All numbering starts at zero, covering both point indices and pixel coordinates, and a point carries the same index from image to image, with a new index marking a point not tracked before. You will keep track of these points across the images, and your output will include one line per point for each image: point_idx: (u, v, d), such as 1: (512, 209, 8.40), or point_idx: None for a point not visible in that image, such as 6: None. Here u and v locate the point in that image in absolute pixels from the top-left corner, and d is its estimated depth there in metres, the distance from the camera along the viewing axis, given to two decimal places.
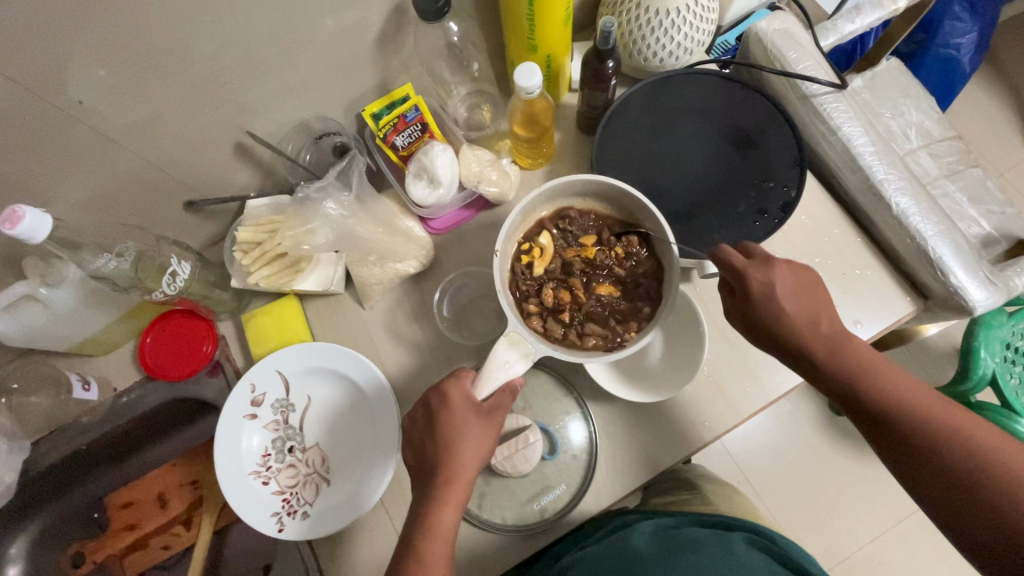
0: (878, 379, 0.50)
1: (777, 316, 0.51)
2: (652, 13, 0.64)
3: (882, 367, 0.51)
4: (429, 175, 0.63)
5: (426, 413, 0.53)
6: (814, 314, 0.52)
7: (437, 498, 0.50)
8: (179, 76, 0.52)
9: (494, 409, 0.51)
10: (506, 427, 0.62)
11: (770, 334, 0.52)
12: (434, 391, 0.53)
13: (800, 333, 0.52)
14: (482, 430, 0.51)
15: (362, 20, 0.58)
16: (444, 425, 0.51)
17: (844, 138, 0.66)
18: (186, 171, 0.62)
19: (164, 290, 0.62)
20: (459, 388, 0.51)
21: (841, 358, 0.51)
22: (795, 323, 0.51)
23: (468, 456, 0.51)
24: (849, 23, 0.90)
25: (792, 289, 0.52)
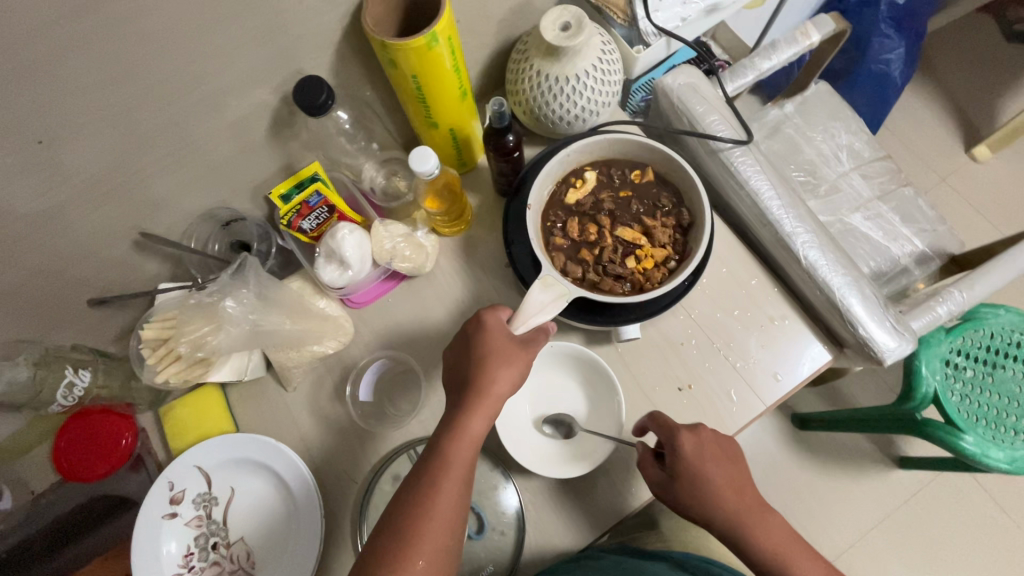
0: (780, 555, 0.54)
1: (706, 501, 0.54)
2: (552, 81, 0.64)
3: (787, 540, 0.55)
4: (338, 258, 0.62)
5: (461, 342, 0.55)
6: (740, 490, 0.55)
7: (472, 412, 0.50)
8: (57, 186, 0.51)
9: (529, 339, 0.55)
10: None
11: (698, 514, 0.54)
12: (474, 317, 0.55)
13: (717, 502, 0.54)
14: (510, 350, 0.53)
15: (250, 111, 0.57)
16: (483, 346, 0.53)
17: (752, 191, 0.66)
18: (85, 272, 0.61)
19: (61, 402, 0.62)
20: (496, 317, 0.55)
21: (750, 532, 0.54)
22: (715, 495, 0.54)
23: (501, 376, 0.51)
24: (766, 60, 0.92)
25: (722, 475, 0.54)
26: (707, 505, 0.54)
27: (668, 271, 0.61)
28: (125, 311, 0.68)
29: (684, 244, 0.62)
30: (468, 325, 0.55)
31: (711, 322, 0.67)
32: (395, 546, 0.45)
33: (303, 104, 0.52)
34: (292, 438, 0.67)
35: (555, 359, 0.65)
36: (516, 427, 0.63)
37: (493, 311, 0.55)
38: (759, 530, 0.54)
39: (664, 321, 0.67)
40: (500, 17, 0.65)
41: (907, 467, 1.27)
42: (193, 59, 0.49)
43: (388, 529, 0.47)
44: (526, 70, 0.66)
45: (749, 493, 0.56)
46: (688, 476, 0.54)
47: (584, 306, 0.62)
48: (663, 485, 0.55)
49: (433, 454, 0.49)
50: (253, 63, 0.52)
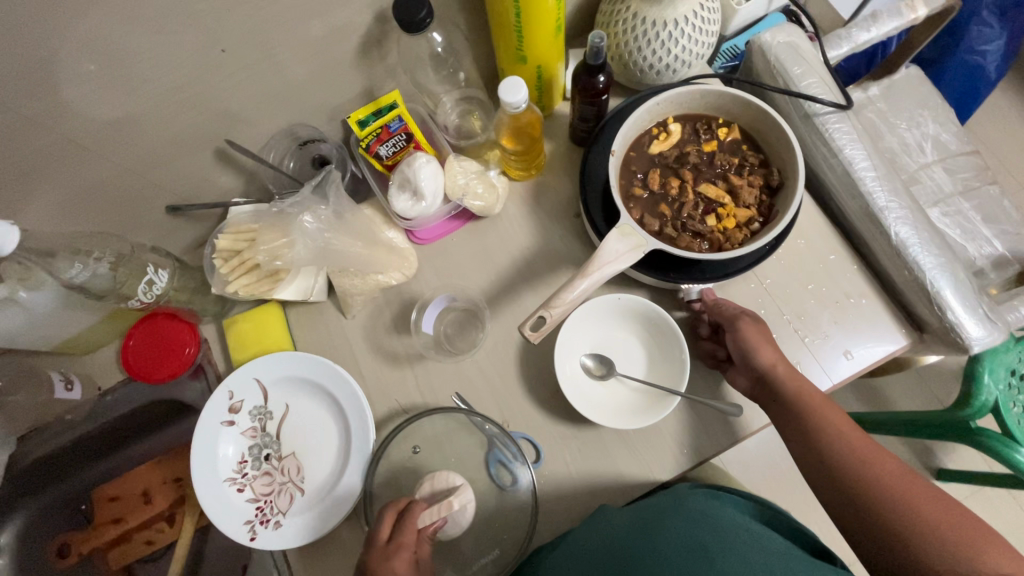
0: (845, 439, 0.55)
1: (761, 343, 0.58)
2: (648, 24, 0.62)
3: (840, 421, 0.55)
4: (412, 188, 0.62)
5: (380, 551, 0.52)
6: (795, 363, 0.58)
7: None
8: (153, 80, 0.51)
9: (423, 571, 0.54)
10: (438, 483, 0.60)
11: (775, 377, 0.57)
12: (382, 549, 0.53)
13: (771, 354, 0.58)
14: None
15: (342, 27, 0.56)
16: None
17: (844, 161, 0.63)
18: (166, 175, 0.61)
19: (141, 298, 0.62)
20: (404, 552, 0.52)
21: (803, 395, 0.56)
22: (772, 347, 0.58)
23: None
24: (864, 33, 0.87)
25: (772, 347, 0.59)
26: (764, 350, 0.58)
27: (751, 233, 0.58)
28: (198, 223, 0.70)
29: (771, 206, 0.58)
30: (374, 556, 0.52)
31: (784, 293, 0.64)
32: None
33: (401, 21, 0.51)
34: (348, 363, 0.68)
35: (620, 310, 0.64)
36: (573, 375, 0.62)
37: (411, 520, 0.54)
38: (825, 407, 0.56)
39: (733, 287, 0.65)
40: None
41: (943, 478, 1.24)
42: None
43: None
44: (621, 12, 0.63)
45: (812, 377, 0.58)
46: (762, 331, 0.59)
47: (656, 262, 0.59)
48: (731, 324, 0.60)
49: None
50: None
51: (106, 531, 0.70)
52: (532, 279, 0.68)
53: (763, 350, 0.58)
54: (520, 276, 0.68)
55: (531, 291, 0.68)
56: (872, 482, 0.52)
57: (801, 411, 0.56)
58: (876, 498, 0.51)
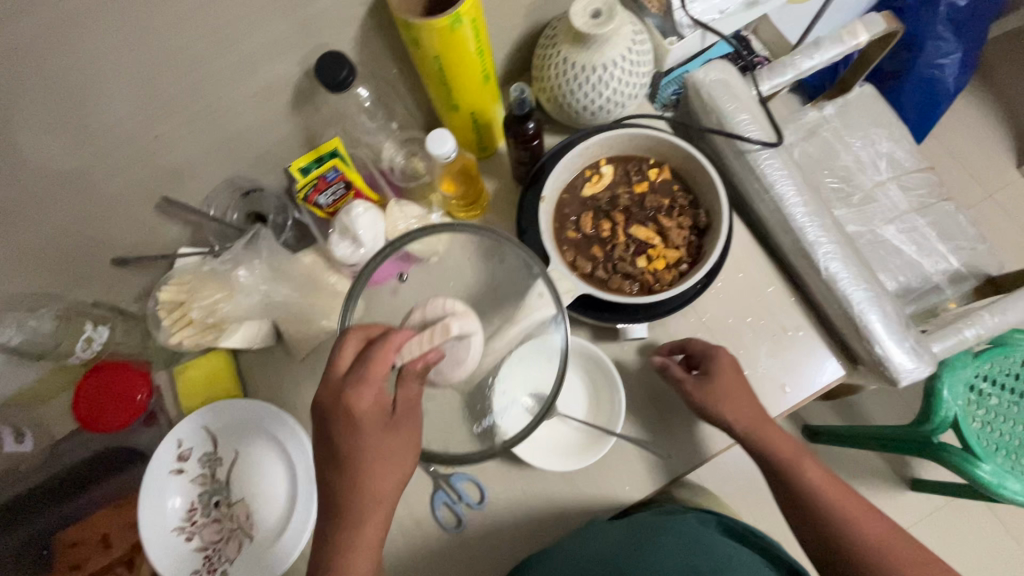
0: (795, 465, 0.58)
1: (715, 395, 0.57)
2: (577, 69, 0.63)
3: (788, 450, 0.58)
4: (351, 236, 0.63)
5: (325, 448, 0.48)
6: (745, 403, 0.58)
7: (341, 522, 0.48)
8: (84, 144, 0.52)
9: (404, 412, 0.49)
10: (430, 314, 0.52)
11: (732, 425, 0.57)
12: (335, 390, 0.47)
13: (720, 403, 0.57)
14: (406, 458, 0.49)
15: (272, 84, 0.57)
16: (358, 438, 0.47)
17: (775, 197, 0.64)
18: (108, 231, 0.62)
19: (81, 352, 0.67)
20: (370, 389, 0.47)
21: (757, 431, 0.58)
22: (722, 397, 0.57)
23: (374, 438, 0.47)
24: (808, 59, 0.88)
25: (732, 387, 0.58)
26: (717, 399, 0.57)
27: (681, 273, 0.59)
28: (147, 273, 0.70)
29: (700, 247, 0.60)
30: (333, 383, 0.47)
31: (722, 328, 0.65)
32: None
33: (324, 81, 0.52)
34: (297, 407, 0.69)
35: None
36: None
37: (383, 352, 0.46)
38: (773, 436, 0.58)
39: (673, 322, 0.66)
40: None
41: (918, 489, 1.24)
42: (219, 25, 0.49)
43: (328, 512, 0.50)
44: (553, 57, 0.64)
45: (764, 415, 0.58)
46: (718, 386, 0.57)
47: (590, 304, 0.60)
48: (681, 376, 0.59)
49: (342, 479, 0.48)
50: (281, 34, 0.53)
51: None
52: None
53: (719, 405, 0.57)
54: None
55: None
56: (812, 497, 0.58)
57: (756, 447, 0.58)
58: (827, 520, 0.56)
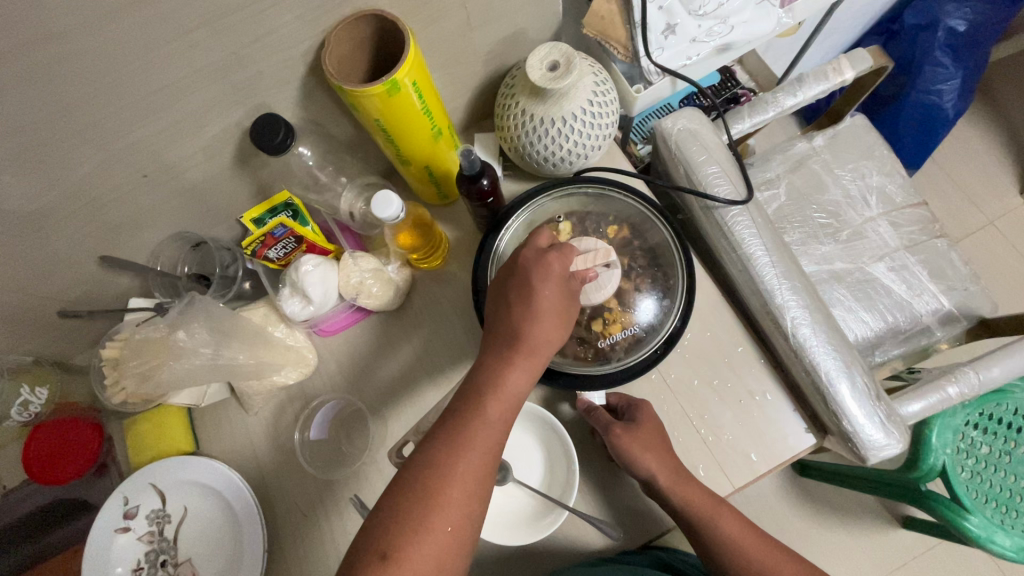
0: (735, 543, 0.54)
1: (643, 454, 0.53)
2: (536, 121, 0.60)
3: (732, 526, 0.54)
4: (301, 293, 0.61)
5: (515, 276, 0.49)
6: (673, 465, 0.54)
7: (511, 366, 0.46)
8: (13, 210, 0.51)
9: (575, 294, 0.50)
10: (583, 245, 0.54)
11: (661, 490, 0.53)
12: (538, 249, 0.50)
13: (647, 462, 0.53)
14: (557, 333, 0.48)
15: (215, 141, 0.55)
16: (508, 327, 0.48)
17: (743, 256, 0.61)
18: (52, 285, 0.61)
19: (17, 416, 0.62)
20: (562, 259, 0.50)
21: (692, 503, 0.53)
22: (648, 458, 0.53)
23: (551, 291, 0.48)
24: (791, 97, 0.85)
25: (662, 440, 0.56)
26: (643, 462, 0.53)
27: (638, 339, 0.57)
28: (99, 322, 0.69)
29: (659, 313, 0.57)
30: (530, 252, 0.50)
31: (687, 391, 0.63)
32: (397, 533, 0.39)
33: (261, 145, 0.50)
34: (249, 461, 0.67)
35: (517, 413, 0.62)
36: None
37: (585, 271, 0.52)
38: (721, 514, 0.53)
39: (634, 383, 0.63)
40: (487, 48, 0.62)
41: (908, 527, 1.21)
42: (144, 92, 0.47)
43: (407, 482, 0.42)
44: (512, 108, 0.62)
45: (697, 485, 0.54)
46: (644, 438, 0.54)
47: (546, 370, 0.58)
48: (609, 425, 0.56)
49: (466, 402, 0.45)
50: (215, 96, 0.50)
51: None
52: (434, 373, 0.67)
53: (645, 461, 0.53)
54: (420, 369, 0.67)
55: (432, 386, 0.66)
56: None
57: (691, 521, 0.53)
58: None
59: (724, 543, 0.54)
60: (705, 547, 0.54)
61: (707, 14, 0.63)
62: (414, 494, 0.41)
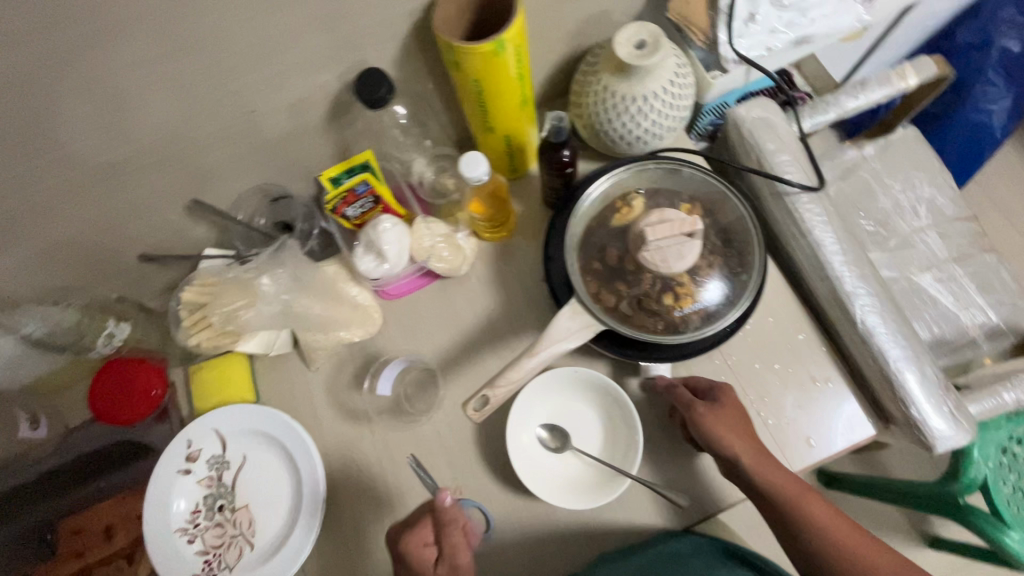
0: (822, 528, 0.52)
1: (723, 430, 0.54)
2: (617, 99, 0.62)
3: (818, 510, 0.53)
4: (376, 251, 0.63)
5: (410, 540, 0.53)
6: (754, 445, 0.55)
7: None
8: (122, 146, 0.53)
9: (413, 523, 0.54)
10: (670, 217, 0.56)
11: (748, 471, 0.53)
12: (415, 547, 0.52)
13: (727, 439, 0.54)
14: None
15: (312, 95, 0.57)
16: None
17: (813, 242, 0.62)
18: (138, 227, 0.63)
19: (101, 348, 0.67)
20: (415, 536, 0.53)
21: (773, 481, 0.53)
22: (729, 436, 0.54)
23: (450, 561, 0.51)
24: (852, 99, 0.86)
25: (742, 420, 0.56)
26: (723, 438, 0.54)
27: (708, 314, 0.57)
28: (173, 270, 0.71)
29: (730, 290, 0.58)
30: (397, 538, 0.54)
31: (748, 373, 0.63)
32: None
33: (362, 97, 0.52)
34: (308, 415, 0.68)
35: (578, 383, 0.63)
36: (526, 448, 0.61)
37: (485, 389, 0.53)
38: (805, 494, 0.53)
39: (696, 363, 0.64)
40: (572, 26, 0.64)
41: (936, 547, 1.19)
42: (261, 38, 0.49)
43: None
44: (592, 85, 0.64)
45: (775, 464, 0.54)
46: (724, 418, 0.55)
47: (615, 340, 0.59)
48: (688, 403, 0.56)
49: None
50: (322, 49, 0.53)
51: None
52: (495, 341, 0.68)
53: (729, 441, 0.54)
54: (481, 337, 0.68)
55: (492, 354, 0.67)
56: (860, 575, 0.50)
57: (775, 502, 0.53)
58: None
59: (811, 528, 0.52)
60: (790, 534, 0.53)
61: (787, 6, 0.65)
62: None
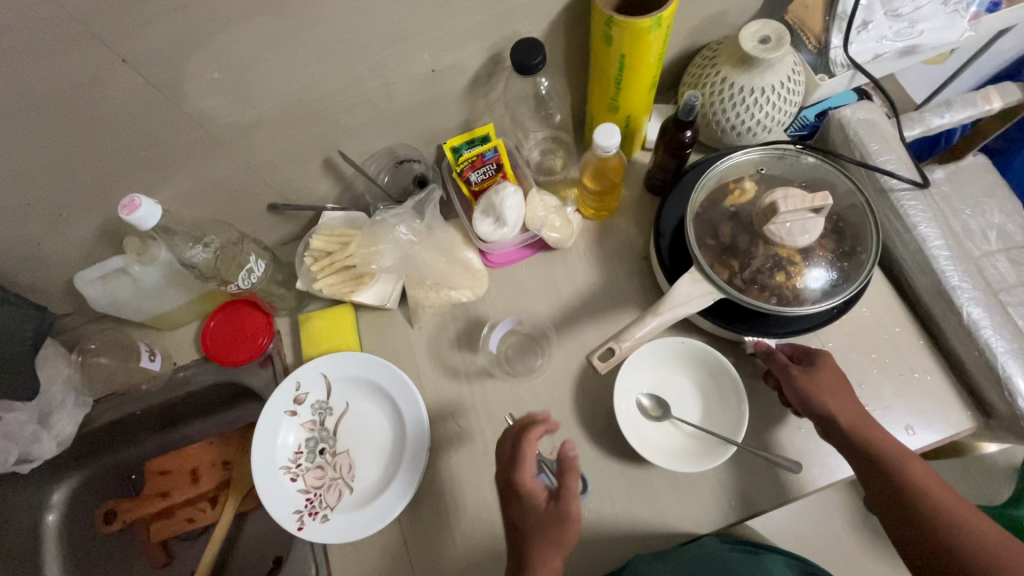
0: (925, 492, 0.51)
1: (819, 388, 0.56)
2: (735, 89, 0.66)
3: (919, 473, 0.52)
4: (496, 214, 0.66)
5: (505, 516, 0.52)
6: (849, 404, 0.56)
7: None
8: (291, 92, 0.57)
9: (514, 460, 0.53)
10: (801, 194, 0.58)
11: (840, 426, 0.55)
12: (505, 466, 0.53)
13: (822, 396, 0.56)
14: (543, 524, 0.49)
15: (458, 64, 0.62)
16: (516, 518, 0.50)
17: (918, 237, 0.64)
18: (275, 176, 0.67)
19: (238, 283, 0.66)
20: (524, 469, 0.52)
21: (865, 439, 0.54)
22: (823, 394, 0.56)
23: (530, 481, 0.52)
24: (937, 117, 0.89)
25: (843, 383, 0.57)
26: (817, 395, 0.56)
27: (820, 293, 0.59)
28: (291, 224, 0.75)
29: (842, 272, 0.59)
30: (499, 468, 0.54)
31: (847, 360, 0.65)
32: None
33: (517, 63, 0.56)
34: (409, 370, 0.70)
35: (680, 355, 0.65)
36: (627, 412, 0.63)
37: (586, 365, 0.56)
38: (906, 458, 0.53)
39: (795, 346, 0.66)
40: (695, 21, 0.68)
41: None
42: (439, 2, 0.54)
43: None
44: (710, 76, 0.68)
45: (872, 423, 0.55)
46: (824, 379, 0.57)
47: (724, 313, 0.61)
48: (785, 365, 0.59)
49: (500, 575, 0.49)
50: (482, 18, 0.57)
51: (180, 529, 0.77)
52: (595, 313, 0.71)
53: (825, 398, 0.56)
54: (582, 309, 0.71)
55: (593, 324, 0.70)
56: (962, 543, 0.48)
57: (871, 458, 0.53)
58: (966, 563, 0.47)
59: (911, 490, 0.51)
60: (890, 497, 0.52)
61: (901, 15, 0.68)
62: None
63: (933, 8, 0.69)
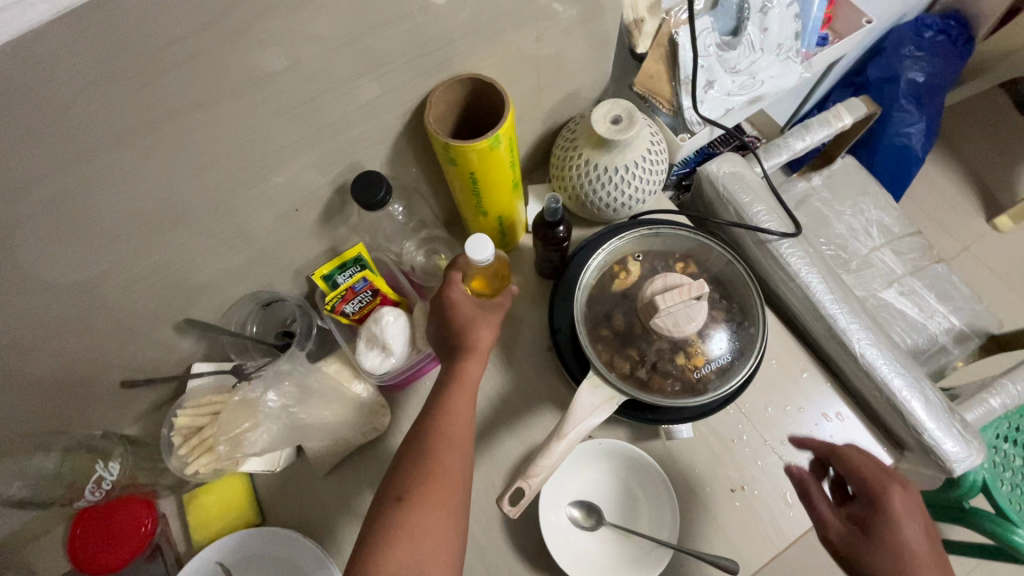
0: None
1: (880, 543, 0.48)
2: (600, 170, 0.64)
3: None
4: (380, 344, 0.61)
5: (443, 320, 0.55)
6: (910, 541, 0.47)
7: (414, 472, 0.46)
8: (111, 277, 0.50)
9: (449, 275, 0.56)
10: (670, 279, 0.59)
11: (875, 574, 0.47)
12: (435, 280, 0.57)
13: (874, 547, 0.48)
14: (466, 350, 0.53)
15: (306, 200, 0.57)
16: (452, 313, 0.54)
17: (801, 284, 0.65)
18: (120, 354, 0.59)
19: (89, 495, 0.59)
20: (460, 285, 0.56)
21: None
22: (894, 545, 0.47)
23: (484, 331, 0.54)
24: (799, 141, 0.93)
25: (919, 534, 0.48)
26: (882, 544, 0.48)
27: (721, 369, 0.58)
28: (157, 391, 0.66)
29: (737, 344, 0.59)
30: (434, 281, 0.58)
31: (764, 419, 0.64)
32: (386, 530, 0.43)
33: (362, 201, 0.52)
34: (322, 530, 0.63)
35: (604, 455, 0.62)
36: (560, 528, 0.59)
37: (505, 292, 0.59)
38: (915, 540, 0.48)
39: (713, 416, 0.64)
40: (548, 106, 0.67)
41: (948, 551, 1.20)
42: (260, 153, 0.49)
43: (399, 485, 0.46)
44: (573, 159, 0.66)
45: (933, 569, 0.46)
46: (884, 524, 0.49)
47: (635, 406, 0.59)
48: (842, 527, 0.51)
49: (433, 409, 0.50)
50: (318, 155, 0.53)
51: None
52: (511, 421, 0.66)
53: (877, 549, 0.48)
54: (497, 420, 0.65)
55: (511, 436, 0.65)
56: None
57: None
58: None
59: None
60: None
61: (740, 70, 0.70)
62: (408, 483, 0.45)
63: (767, 58, 0.71)
